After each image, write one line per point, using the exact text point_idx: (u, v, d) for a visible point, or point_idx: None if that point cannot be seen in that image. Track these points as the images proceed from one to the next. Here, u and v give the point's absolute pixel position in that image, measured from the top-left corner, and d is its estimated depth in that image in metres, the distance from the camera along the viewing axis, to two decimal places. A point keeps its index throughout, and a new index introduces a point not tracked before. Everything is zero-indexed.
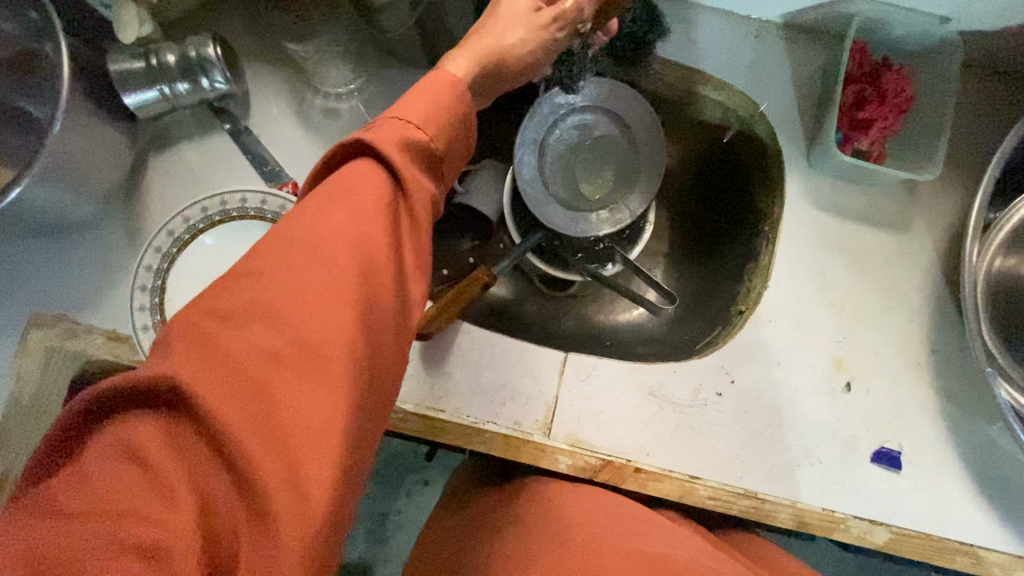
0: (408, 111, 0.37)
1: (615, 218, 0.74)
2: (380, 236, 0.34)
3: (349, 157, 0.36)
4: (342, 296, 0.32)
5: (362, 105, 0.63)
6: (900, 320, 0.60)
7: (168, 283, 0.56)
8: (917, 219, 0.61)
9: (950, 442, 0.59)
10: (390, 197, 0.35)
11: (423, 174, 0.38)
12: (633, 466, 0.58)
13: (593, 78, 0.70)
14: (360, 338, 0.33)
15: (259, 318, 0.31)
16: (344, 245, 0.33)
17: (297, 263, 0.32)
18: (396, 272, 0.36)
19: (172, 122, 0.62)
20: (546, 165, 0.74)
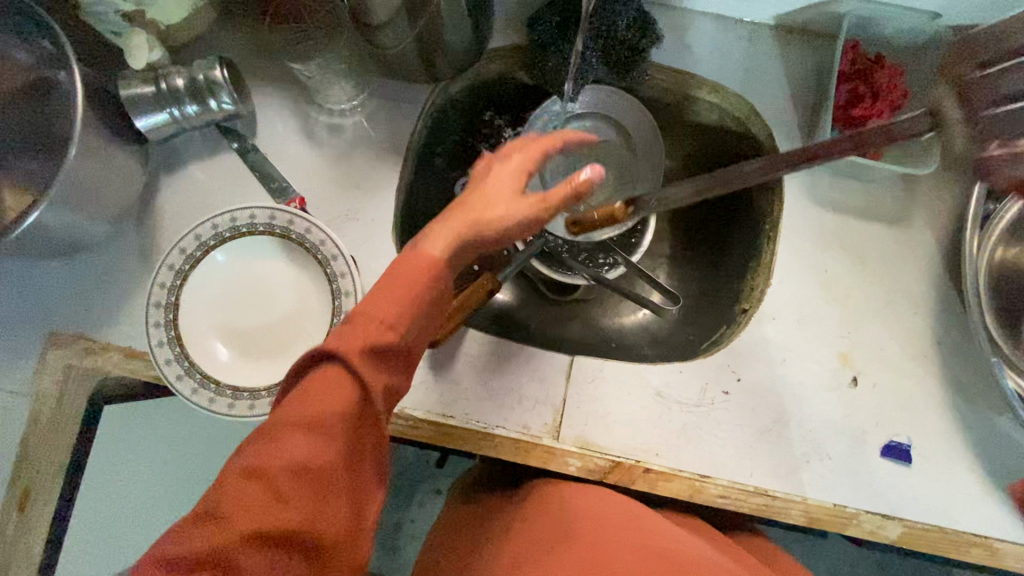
0: (382, 312, 0.38)
1: (616, 222, 0.74)
2: (339, 433, 0.36)
3: (323, 358, 0.37)
4: (300, 496, 0.35)
5: (366, 120, 0.65)
6: (902, 313, 0.61)
7: (181, 299, 0.57)
8: (915, 213, 0.62)
9: (960, 434, 0.59)
10: (356, 409, 0.37)
11: (392, 367, 0.39)
12: (643, 466, 0.58)
13: (591, 86, 0.71)
14: (315, 526, 0.35)
15: (224, 514, 0.33)
16: (307, 446, 0.35)
17: (263, 467, 0.34)
18: (355, 463, 0.38)
19: (181, 143, 0.63)
20: (547, 172, 0.74)
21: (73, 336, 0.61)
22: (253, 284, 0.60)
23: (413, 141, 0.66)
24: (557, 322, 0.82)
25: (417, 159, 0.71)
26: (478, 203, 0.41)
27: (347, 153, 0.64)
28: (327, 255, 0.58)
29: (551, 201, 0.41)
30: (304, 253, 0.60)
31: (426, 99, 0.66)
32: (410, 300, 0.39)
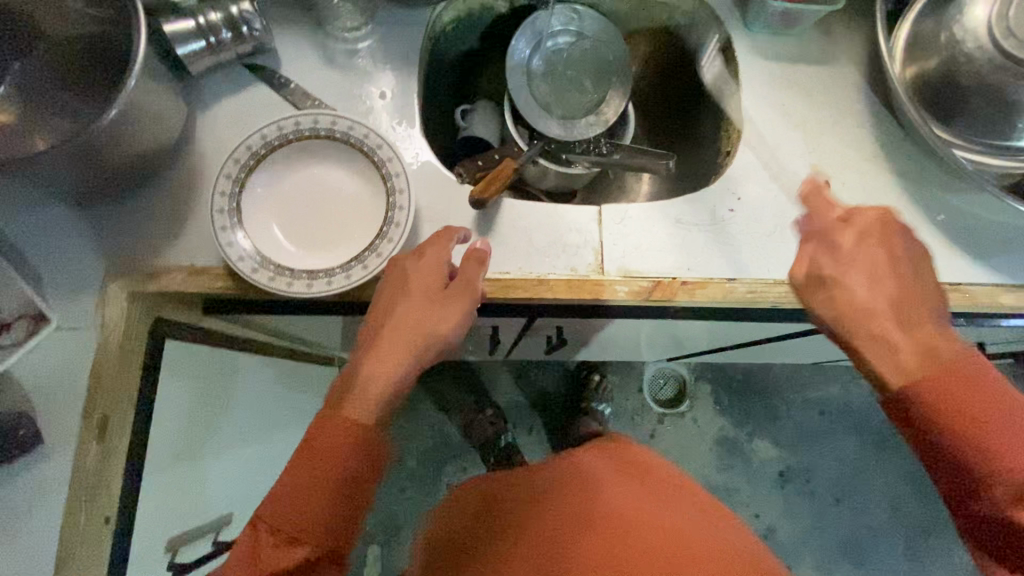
0: (301, 458, 0.51)
1: (602, 119, 0.86)
2: (306, 489, 0.50)
3: (322, 446, 0.52)
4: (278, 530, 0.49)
5: (378, 43, 0.73)
6: (849, 127, 0.75)
7: (241, 204, 0.61)
8: (837, 53, 0.78)
9: (918, 209, 0.72)
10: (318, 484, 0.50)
11: (321, 475, 0.51)
12: (680, 280, 0.67)
13: (559, 6, 0.85)
14: (337, 526, 0.51)
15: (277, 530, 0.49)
16: (282, 512, 0.50)
17: (286, 491, 0.50)
18: (328, 506, 0.51)
19: (212, 82, 0.69)
20: (536, 84, 0.86)
21: (133, 265, 0.64)
22: (306, 188, 0.65)
23: (421, 60, 0.75)
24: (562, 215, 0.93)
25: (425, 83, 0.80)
26: (403, 336, 0.56)
27: (366, 71, 0.72)
28: (372, 146, 0.64)
29: (453, 297, 0.59)
30: (349, 151, 0.65)
31: (426, 21, 0.74)
32: (358, 424, 0.53)
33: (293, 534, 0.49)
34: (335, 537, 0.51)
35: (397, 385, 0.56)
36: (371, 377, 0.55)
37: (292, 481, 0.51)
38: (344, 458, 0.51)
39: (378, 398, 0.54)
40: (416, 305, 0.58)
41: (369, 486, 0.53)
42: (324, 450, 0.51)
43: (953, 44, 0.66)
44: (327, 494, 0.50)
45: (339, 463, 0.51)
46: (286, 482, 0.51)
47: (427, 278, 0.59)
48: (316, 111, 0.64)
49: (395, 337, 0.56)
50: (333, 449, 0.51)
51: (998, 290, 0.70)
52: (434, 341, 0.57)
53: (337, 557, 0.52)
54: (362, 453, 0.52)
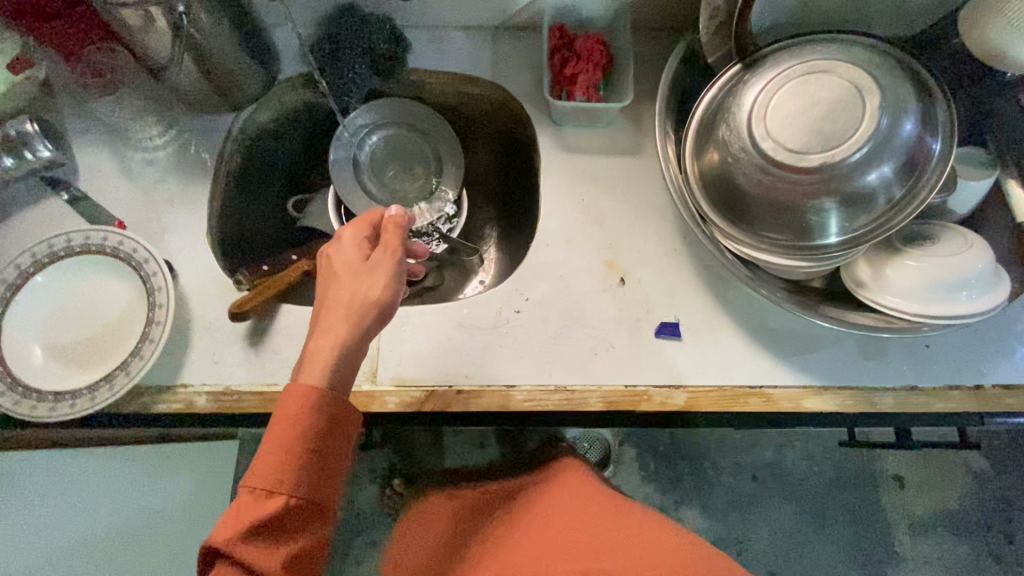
0: (286, 403, 0.47)
1: (433, 206, 0.87)
2: (296, 429, 0.46)
3: (300, 394, 0.47)
4: (268, 478, 0.45)
5: (178, 151, 0.74)
6: (651, 219, 0.73)
7: (3, 324, 0.63)
8: (646, 143, 0.76)
9: (719, 305, 0.69)
10: (305, 422, 0.47)
11: (312, 411, 0.47)
12: (454, 388, 0.65)
13: (379, 100, 0.85)
14: (324, 459, 0.48)
15: (269, 478, 0.45)
16: (274, 455, 0.46)
17: (271, 438, 0.46)
18: (316, 439, 0.47)
19: (7, 196, 0.71)
20: (363, 176, 0.86)
21: None
22: (78, 301, 0.66)
23: (224, 165, 0.77)
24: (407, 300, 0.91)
25: (239, 184, 0.81)
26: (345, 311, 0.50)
27: (162, 179, 0.73)
28: (139, 260, 0.65)
29: (380, 264, 0.52)
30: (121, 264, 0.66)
31: (227, 127, 0.76)
32: (325, 385, 0.48)
33: (273, 482, 0.45)
34: (312, 495, 0.47)
35: (357, 346, 0.50)
36: (324, 346, 0.48)
37: (278, 426, 0.47)
38: (314, 418, 0.47)
39: (332, 352, 0.48)
40: (349, 277, 0.51)
41: (344, 440, 0.49)
42: (293, 413, 0.47)
43: (725, 142, 0.63)
44: (302, 451, 0.47)
45: (320, 407, 0.47)
46: (279, 425, 0.47)
47: (348, 255, 0.53)
48: (89, 226, 0.66)
49: (333, 310, 0.49)
50: (299, 414, 0.47)
51: (803, 393, 0.66)
52: (382, 308, 0.51)
53: (322, 506, 0.47)
54: (331, 411, 0.48)
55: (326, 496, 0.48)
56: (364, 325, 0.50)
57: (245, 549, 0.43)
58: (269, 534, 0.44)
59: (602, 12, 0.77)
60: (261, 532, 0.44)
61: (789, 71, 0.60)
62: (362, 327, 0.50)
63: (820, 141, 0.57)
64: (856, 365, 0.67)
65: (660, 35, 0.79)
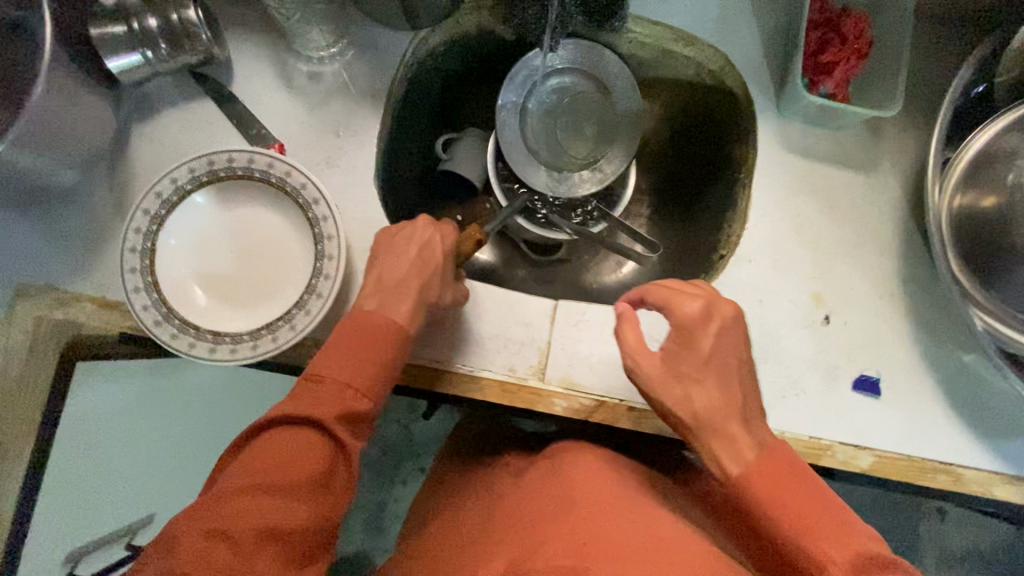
0: (342, 348, 0.47)
1: (598, 176, 0.74)
2: (360, 373, 0.46)
3: (361, 334, 0.47)
4: (318, 414, 0.44)
5: (346, 68, 0.64)
6: (871, 254, 0.64)
7: (158, 244, 0.56)
8: (883, 158, 0.65)
9: (926, 367, 0.62)
10: (360, 375, 0.46)
11: (373, 370, 0.47)
12: (627, 405, 0.60)
13: (570, 40, 0.72)
14: (365, 402, 0.46)
15: (304, 414, 0.44)
16: (327, 392, 0.45)
17: (328, 367, 0.46)
18: (366, 386, 0.46)
19: (154, 90, 0.62)
20: (529, 126, 0.73)
21: (43, 287, 0.60)
22: (235, 231, 0.60)
23: (393, 92, 0.66)
24: (543, 285, 0.86)
25: (396, 115, 0.70)
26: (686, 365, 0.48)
27: (326, 101, 0.63)
28: (308, 199, 0.57)
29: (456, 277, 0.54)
30: (283, 198, 0.59)
31: (404, 48, 0.65)
32: (336, 402, 0.45)
33: (325, 418, 0.44)
34: (309, 532, 0.42)
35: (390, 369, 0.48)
36: (332, 360, 0.46)
37: (334, 358, 0.46)
38: (376, 369, 0.47)
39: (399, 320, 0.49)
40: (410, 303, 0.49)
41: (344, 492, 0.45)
42: (292, 431, 0.43)
43: None
44: (316, 475, 0.43)
45: (381, 363, 0.47)
46: (334, 365, 0.46)
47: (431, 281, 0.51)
48: (254, 148, 0.57)
49: (366, 323, 0.48)
50: (354, 354, 0.46)
51: (996, 481, 0.61)
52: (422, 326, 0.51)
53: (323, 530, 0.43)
54: (314, 449, 0.43)
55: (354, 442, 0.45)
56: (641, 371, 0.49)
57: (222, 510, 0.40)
58: (273, 483, 0.41)
59: None
60: (266, 484, 0.41)
61: None
62: (398, 351, 0.48)
63: None
64: None
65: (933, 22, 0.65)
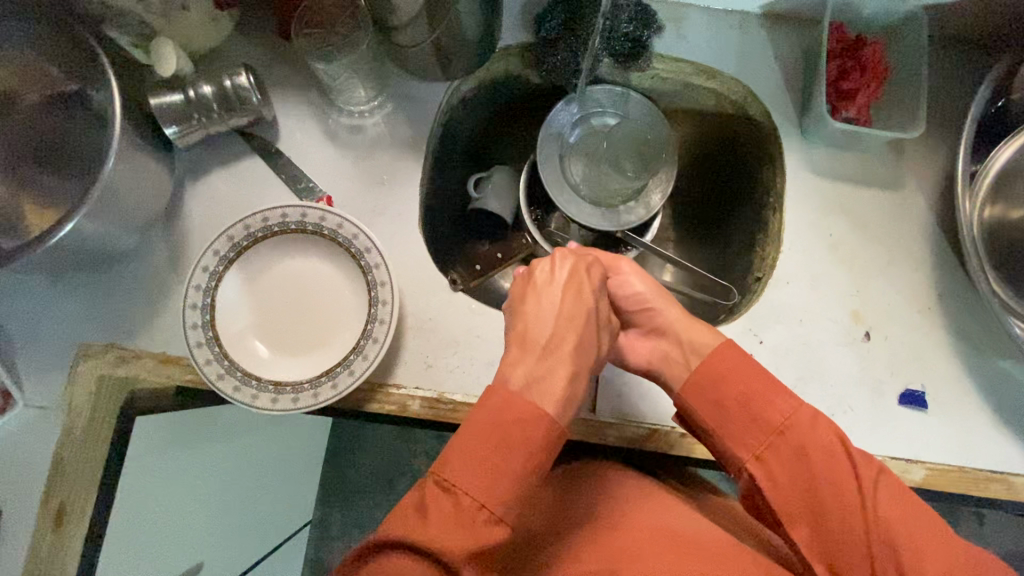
0: (489, 431, 0.40)
1: (639, 211, 0.75)
2: (501, 469, 0.39)
3: (511, 421, 0.41)
4: (451, 521, 0.37)
5: (386, 120, 0.67)
6: (905, 269, 0.65)
7: (217, 299, 0.58)
8: (908, 176, 0.67)
9: (969, 378, 0.63)
10: (508, 475, 0.39)
11: (520, 465, 0.40)
12: (679, 432, 0.61)
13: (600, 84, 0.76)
14: (504, 514, 0.39)
15: (435, 518, 0.37)
16: (466, 487, 0.38)
17: (468, 457, 0.39)
18: (506, 494, 0.39)
19: (205, 152, 0.65)
20: (567, 163, 0.75)
21: (104, 347, 0.62)
22: (289, 282, 0.62)
23: (430, 139, 0.68)
24: None
25: (433, 160, 0.72)
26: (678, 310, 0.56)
27: (368, 152, 0.66)
28: (360, 248, 0.59)
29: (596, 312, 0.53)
30: (335, 248, 0.61)
31: (440, 97, 0.68)
32: (470, 531, 0.37)
33: (462, 529, 0.37)
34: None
35: (528, 480, 0.40)
36: (467, 467, 0.39)
37: (478, 445, 0.40)
38: (523, 469, 0.40)
39: (554, 397, 0.44)
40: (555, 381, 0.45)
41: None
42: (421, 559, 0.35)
43: None
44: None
45: (525, 459, 0.40)
46: (477, 459, 0.39)
47: (592, 321, 0.50)
48: (305, 203, 0.60)
49: (509, 416, 0.41)
50: (502, 445, 0.40)
51: None
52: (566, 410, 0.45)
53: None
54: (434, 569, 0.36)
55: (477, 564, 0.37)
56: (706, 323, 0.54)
57: None
58: None
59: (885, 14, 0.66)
60: None
61: None
62: (536, 449, 0.41)
63: None
64: None
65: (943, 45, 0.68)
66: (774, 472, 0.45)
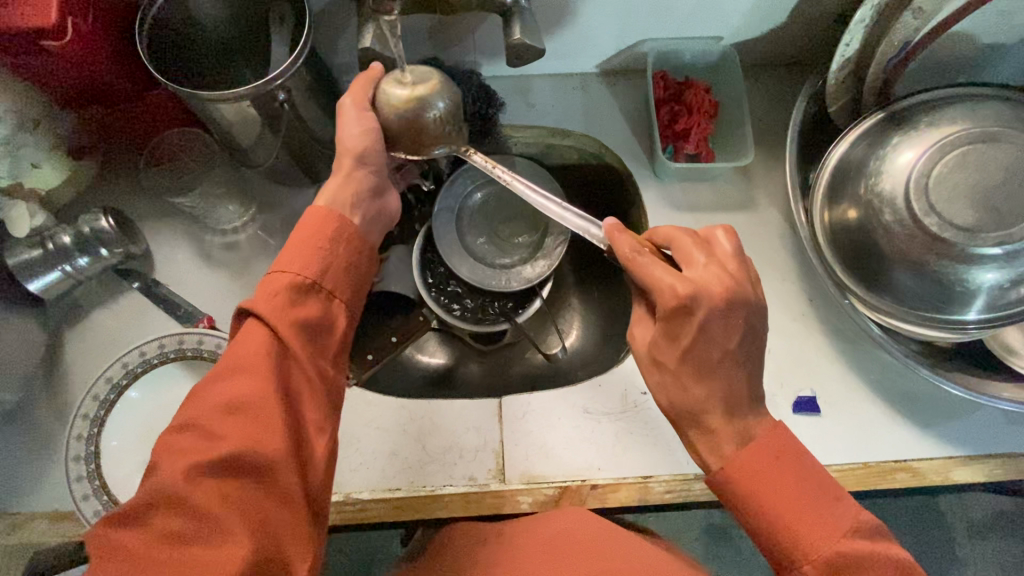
0: (296, 237, 0.47)
1: (541, 265, 0.79)
2: (312, 257, 0.46)
3: (311, 218, 0.48)
4: (266, 330, 0.43)
5: (260, 231, 0.69)
6: (773, 281, 0.69)
7: (102, 444, 0.58)
8: (759, 195, 0.71)
9: (854, 372, 0.66)
10: (314, 263, 0.46)
11: (328, 243, 0.47)
12: (589, 484, 0.61)
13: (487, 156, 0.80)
14: (322, 298, 0.46)
15: (253, 318, 0.43)
16: (282, 278, 0.45)
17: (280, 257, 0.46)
18: (320, 280, 0.46)
19: (80, 296, 0.65)
20: (467, 232, 0.81)
21: None
22: (174, 412, 0.61)
23: None
24: (496, 377, 0.83)
25: None
26: (667, 354, 0.48)
27: (246, 265, 0.67)
28: None
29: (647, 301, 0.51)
30: None
31: (312, 197, 0.70)
32: (284, 318, 0.43)
33: (278, 306, 0.44)
34: (313, 378, 0.44)
35: (341, 263, 0.48)
36: (288, 262, 0.46)
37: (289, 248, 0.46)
38: (330, 249, 0.47)
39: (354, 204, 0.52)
40: (355, 185, 0.52)
41: (337, 344, 0.47)
42: (253, 331, 0.43)
43: (874, 203, 0.59)
44: (282, 377, 0.43)
45: (327, 247, 0.47)
46: (288, 258, 0.46)
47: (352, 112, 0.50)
48: (182, 330, 0.61)
49: (308, 231, 0.47)
50: (310, 240, 0.47)
51: (950, 464, 0.63)
52: (359, 204, 0.53)
53: (314, 420, 0.44)
54: (255, 340, 0.42)
55: (310, 352, 0.45)
56: (702, 312, 0.45)
57: (199, 426, 0.40)
58: (222, 418, 0.40)
59: (702, 57, 0.73)
60: (215, 412, 0.40)
61: (955, 134, 0.56)
62: (341, 244, 0.48)
63: (996, 220, 0.54)
64: (998, 431, 0.64)
65: (760, 75, 0.75)
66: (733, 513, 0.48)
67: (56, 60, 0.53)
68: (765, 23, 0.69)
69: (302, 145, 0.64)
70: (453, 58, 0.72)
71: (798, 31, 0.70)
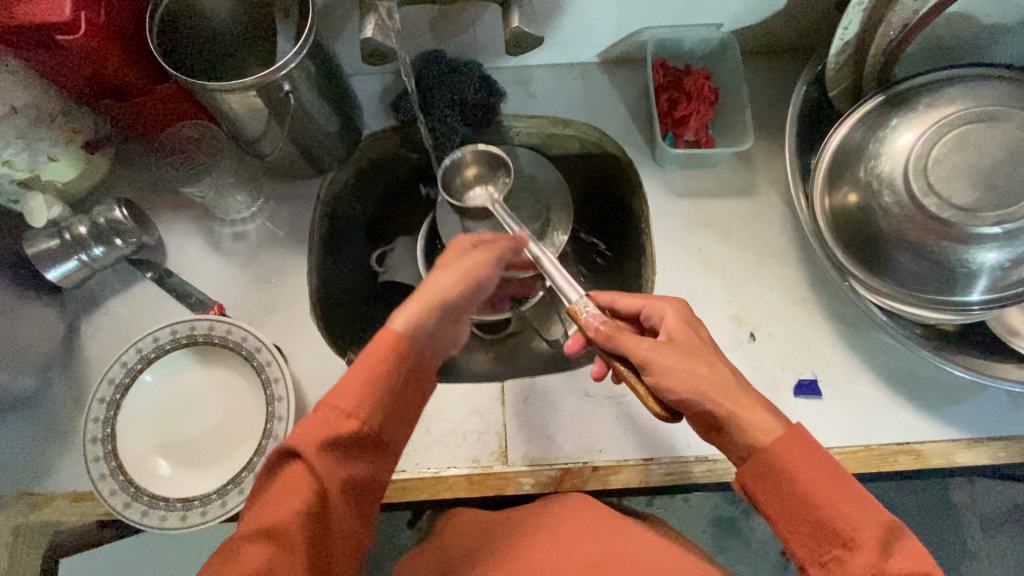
0: (354, 373, 0.41)
1: None
2: (365, 403, 0.41)
3: (378, 349, 0.42)
4: (303, 492, 0.39)
5: (268, 221, 0.70)
6: (774, 266, 0.69)
7: (117, 428, 0.59)
8: (760, 180, 0.72)
9: (856, 356, 0.66)
10: (363, 413, 0.41)
11: (385, 393, 0.42)
12: (591, 466, 0.62)
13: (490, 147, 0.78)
14: (366, 454, 0.42)
15: (294, 473, 0.39)
16: (329, 429, 0.40)
17: (332, 393, 0.41)
18: (369, 434, 0.41)
19: (96, 286, 0.67)
20: None
21: (12, 497, 0.61)
22: (189, 396, 0.63)
23: (315, 232, 0.72)
24: (501, 365, 0.84)
25: (326, 248, 0.76)
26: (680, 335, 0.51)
27: (255, 254, 0.69)
28: (251, 349, 0.61)
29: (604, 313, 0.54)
30: (228, 354, 0.63)
31: (319, 189, 0.72)
32: (326, 488, 0.39)
33: (319, 469, 0.39)
34: (347, 540, 0.42)
35: (395, 406, 0.43)
36: (338, 403, 0.41)
37: (343, 384, 0.41)
38: (383, 396, 0.42)
39: (422, 310, 0.44)
40: (434, 310, 0.45)
41: (378, 493, 0.44)
42: (293, 489, 0.39)
43: (874, 185, 0.59)
44: (312, 546, 0.40)
45: (384, 392, 0.42)
46: (342, 399, 0.41)
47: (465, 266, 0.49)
48: (195, 316, 0.62)
49: (368, 370, 0.41)
50: (368, 380, 0.41)
51: (954, 448, 0.63)
52: (437, 324, 0.46)
53: None
54: (292, 503, 0.39)
55: (348, 513, 0.42)
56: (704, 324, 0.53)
57: None
58: None
59: (701, 45, 0.73)
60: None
61: (955, 115, 0.56)
62: (399, 391, 0.43)
63: (997, 199, 0.54)
64: (1002, 414, 0.64)
65: (759, 62, 0.75)
66: (771, 501, 0.45)
67: (72, 55, 0.55)
68: (764, 9, 0.69)
69: (308, 136, 0.66)
70: (454, 50, 0.73)
71: (798, 17, 0.71)
